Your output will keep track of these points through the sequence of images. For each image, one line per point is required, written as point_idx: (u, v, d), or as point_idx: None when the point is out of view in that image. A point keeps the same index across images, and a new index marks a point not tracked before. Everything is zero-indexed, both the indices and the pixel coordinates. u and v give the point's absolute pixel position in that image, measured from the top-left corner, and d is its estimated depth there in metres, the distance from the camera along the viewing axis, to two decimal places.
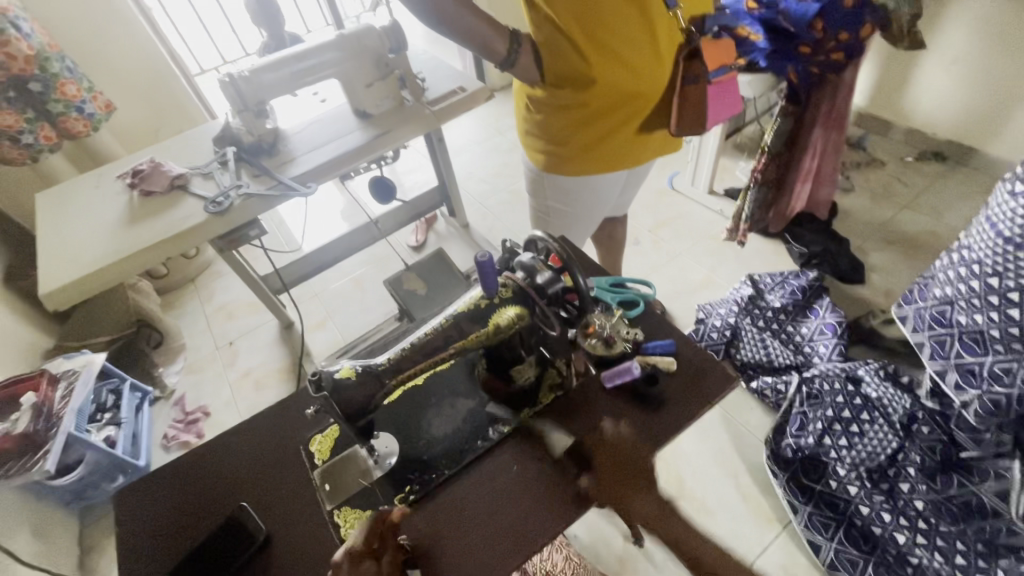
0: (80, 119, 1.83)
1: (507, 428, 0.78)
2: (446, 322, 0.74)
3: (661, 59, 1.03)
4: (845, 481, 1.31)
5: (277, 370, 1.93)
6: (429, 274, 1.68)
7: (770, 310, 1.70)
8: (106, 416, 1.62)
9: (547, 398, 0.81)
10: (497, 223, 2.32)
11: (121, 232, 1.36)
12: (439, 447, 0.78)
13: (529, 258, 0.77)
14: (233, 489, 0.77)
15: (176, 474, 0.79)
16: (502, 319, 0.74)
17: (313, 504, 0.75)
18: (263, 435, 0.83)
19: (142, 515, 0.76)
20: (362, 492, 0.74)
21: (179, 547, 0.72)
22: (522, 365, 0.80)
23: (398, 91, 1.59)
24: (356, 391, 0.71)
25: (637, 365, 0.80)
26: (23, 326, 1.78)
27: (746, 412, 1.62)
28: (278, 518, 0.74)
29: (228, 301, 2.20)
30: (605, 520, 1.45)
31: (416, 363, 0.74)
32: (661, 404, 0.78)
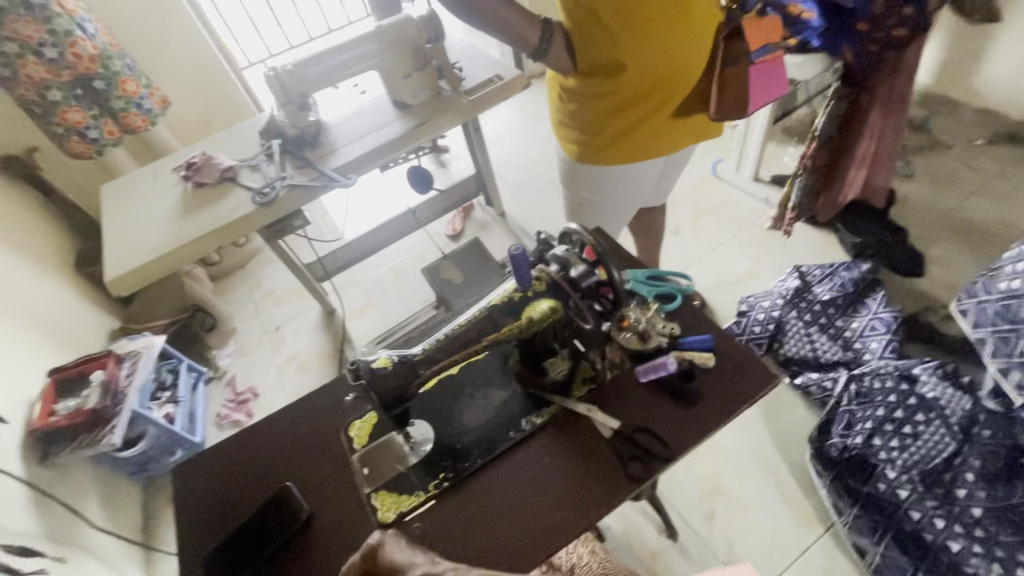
0: (139, 114, 1.93)
1: (539, 420, 0.79)
2: (480, 313, 0.75)
3: (699, 41, 1.00)
4: (895, 484, 1.25)
5: (320, 354, 2.01)
6: (465, 263, 1.69)
7: (818, 303, 1.62)
8: (166, 394, 1.73)
9: (579, 391, 0.80)
10: (533, 211, 2.31)
11: (176, 222, 1.43)
12: (472, 435, 0.79)
13: (563, 252, 0.77)
14: (277, 469, 0.81)
15: (226, 452, 0.85)
16: (532, 312, 0.74)
17: (351, 486, 0.78)
18: (308, 418, 0.86)
19: (197, 489, 0.81)
20: (400, 477, 0.77)
21: (229, 522, 0.77)
22: (556, 357, 0.81)
23: (435, 81, 1.59)
24: (392, 380, 0.72)
25: (672, 359, 0.78)
26: (92, 308, 1.92)
27: (789, 408, 1.57)
28: (320, 499, 0.77)
29: (274, 289, 2.29)
30: (638, 513, 1.44)
31: (451, 353, 0.74)
32: (697, 399, 0.77)
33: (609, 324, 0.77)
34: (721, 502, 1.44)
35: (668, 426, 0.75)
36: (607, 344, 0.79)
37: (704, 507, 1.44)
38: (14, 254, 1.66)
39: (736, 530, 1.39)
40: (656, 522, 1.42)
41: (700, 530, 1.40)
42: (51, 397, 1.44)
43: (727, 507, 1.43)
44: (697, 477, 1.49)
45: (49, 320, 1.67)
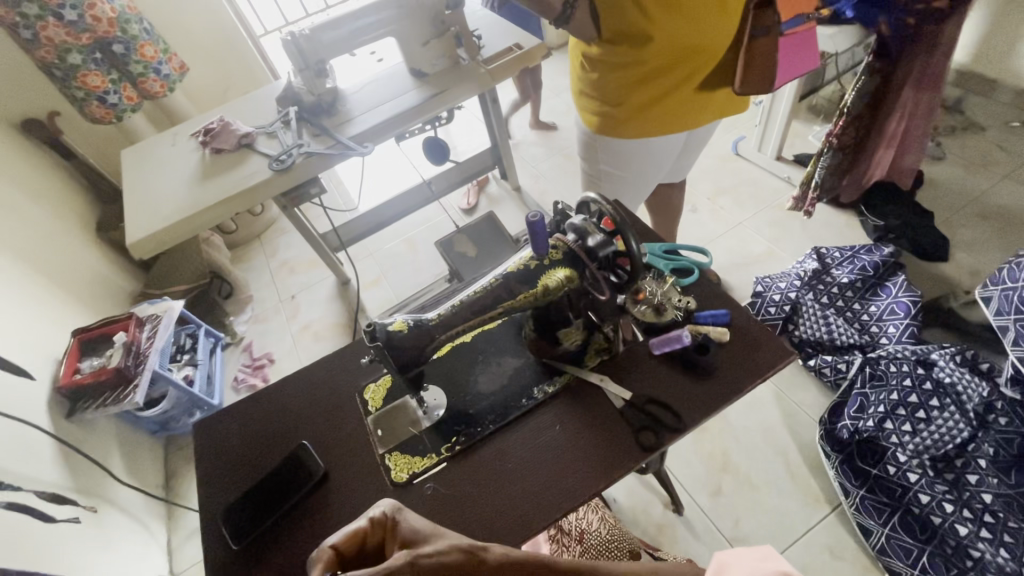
0: (157, 80, 1.93)
1: (552, 388, 0.80)
2: (496, 280, 0.75)
3: (727, 12, 0.96)
4: (905, 468, 1.24)
5: (335, 323, 2.04)
6: (479, 237, 1.69)
7: (837, 287, 1.60)
8: (185, 358, 1.77)
9: (592, 361, 0.81)
10: (549, 187, 2.28)
11: (195, 187, 1.45)
12: (485, 401, 0.80)
13: (580, 221, 0.75)
14: (294, 428, 0.83)
15: (245, 411, 0.87)
16: (545, 279, 0.74)
17: (366, 446, 0.80)
18: (323, 382, 0.88)
19: (217, 446, 0.83)
20: (413, 439, 0.78)
21: (247, 477, 0.79)
22: (569, 328, 0.79)
23: (453, 49, 1.57)
24: (408, 344, 0.73)
25: (687, 333, 0.78)
26: (114, 272, 1.96)
27: (801, 390, 1.56)
28: (334, 458, 0.79)
29: (289, 259, 2.31)
30: (645, 487, 1.46)
31: (466, 320, 0.75)
32: (711, 372, 0.77)
33: (626, 297, 0.79)
34: (727, 479, 1.45)
35: (680, 399, 0.75)
36: (620, 317, 0.79)
37: (711, 483, 1.45)
38: (38, 218, 1.69)
39: (741, 507, 1.40)
40: (662, 496, 1.44)
41: (705, 505, 1.42)
42: (76, 356, 1.49)
43: (734, 484, 1.44)
44: (705, 454, 1.50)
45: (73, 282, 1.71)
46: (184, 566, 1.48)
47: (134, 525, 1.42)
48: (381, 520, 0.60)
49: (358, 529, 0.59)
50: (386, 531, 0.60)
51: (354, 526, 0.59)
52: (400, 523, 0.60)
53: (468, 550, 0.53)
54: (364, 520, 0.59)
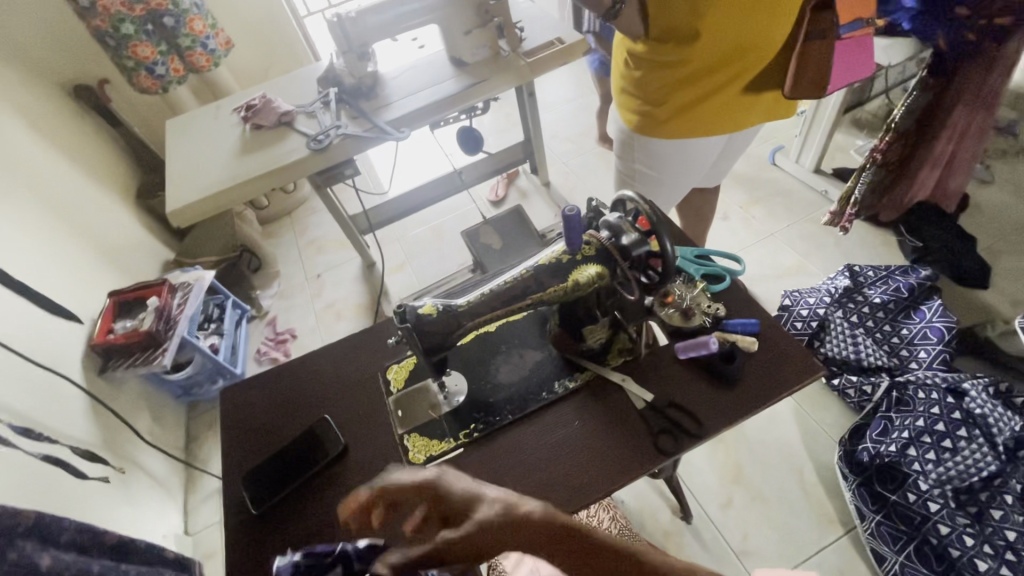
0: (203, 54, 1.98)
1: (572, 384, 0.80)
2: (526, 272, 0.76)
3: (778, 14, 0.94)
4: (926, 497, 1.20)
5: (358, 304, 2.07)
6: (506, 229, 1.69)
7: (868, 307, 1.55)
8: (212, 326, 1.83)
9: (614, 360, 0.81)
10: (579, 184, 2.27)
11: (234, 161, 1.48)
12: (505, 391, 0.81)
13: (615, 219, 0.75)
14: (316, 403, 0.85)
15: (270, 381, 0.89)
16: (574, 274, 0.74)
17: (385, 426, 0.81)
18: (347, 360, 0.90)
19: (241, 413, 0.86)
20: (431, 423, 0.79)
21: (268, 446, 0.81)
22: (595, 326, 0.79)
23: (495, 40, 1.57)
24: (436, 327, 0.74)
25: (715, 340, 0.76)
26: (150, 238, 2.03)
27: (822, 409, 1.53)
28: (353, 435, 0.81)
29: (317, 238, 2.35)
30: (654, 492, 1.46)
31: (493, 308, 0.75)
32: (735, 381, 0.75)
33: (653, 298, 0.79)
34: (739, 490, 1.43)
35: (702, 407, 0.74)
36: (647, 319, 0.81)
37: (722, 494, 1.44)
38: (82, 182, 1.75)
39: (752, 520, 1.38)
40: (671, 502, 1.43)
41: (714, 515, 1.41)
42: (110, 316, 1.54)
43: (746, 497, 1.42)
44: (718, 464, 1.49)
45: (111, 245, 1.77)
46: (198, 528, 1.53)
47: (155, 483, 1.47)
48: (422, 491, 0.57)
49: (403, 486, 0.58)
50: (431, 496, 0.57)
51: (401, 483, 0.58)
52: (443, 493, 0.56)
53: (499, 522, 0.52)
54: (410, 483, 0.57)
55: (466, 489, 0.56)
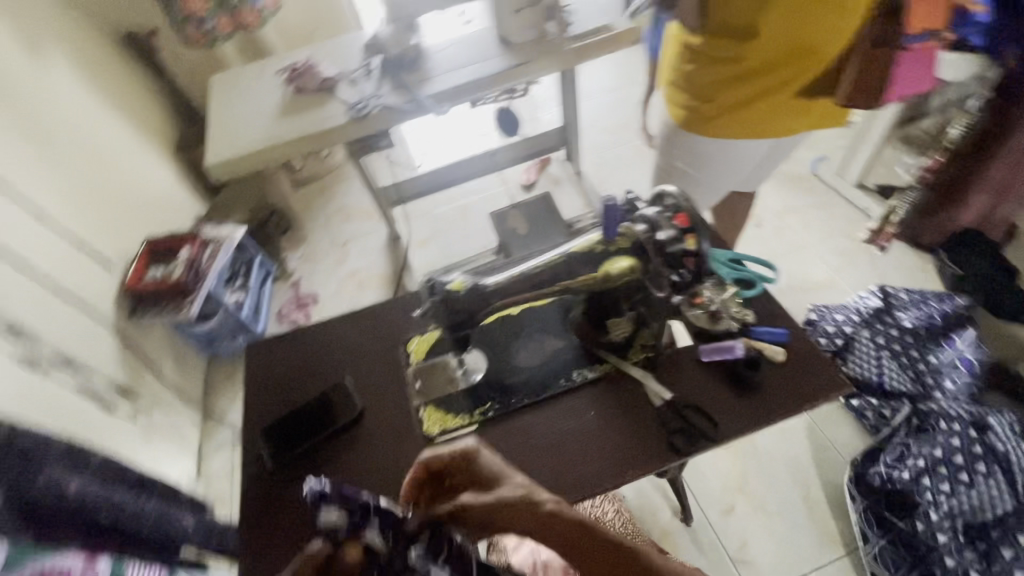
0: (252, 12, 1.99)
1: (591, 374, 0.79)
2: (559, 258, 0.75)
3: (842, 15, 0.90)
4: (935, 528, 1.18)
5: (380, 275, 2.09)
6: (535, 215, 1.68)
7: (897, 330, 1.50)
8: (239, 281, 1.86)
9: (636, 356, 0.79)
10: (613, 176, 2.24)
11: (274, 122, 1.49)
12: (523, 375, 0.80)
13: (653, 213, 0.75)
14: (337, 367, 0.87)
15: (294, 341, 0.91)
16: (607, 266, 0.74)
17: (402, 396, 0.82)
18: (370, 328, 0.91)
19: (265, 368, 0.88)
20: (447, 398, 0.80)
21: (288, 404, 0.84)
22: (619, 319, 0.78)
23: (544, 21, 1.54)
24: (464, 304, 0.74)
25: (740, 345, 0.76)
26: (186, 191, 2.07)
27: (837, 428, 1.50)
28: (371, 402, 0.82)
29: (342, 202, 2.35)
30: (656, 491, 1.46)
31: (523, 291, 0.76)
32: (757, 389, 0.74)
33: (681, 297, 0.77)
34: (742, 499, 1.43)
35: (721, 410, 0.74)
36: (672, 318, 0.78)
37: (725, 501, 1.43)
38: (125, 127, 1.80)
39: (752, 530, 1.38)
40: (672, 503, 1.43)
41: (715, 521, 1.40)
42: (144, 262, 1.58)
43: (749, 507, 1.41)
44: (724, 471, 1.48)
45: (149, 194, 1.81)
46: (210, 474, 1.58)
47: (172, 428, 1.52)
48: (459, 460, 0.61)
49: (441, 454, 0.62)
50: (464, 467, 0.62)
51: (438, 453, 0.62)
52: (475, 464, 0.61)
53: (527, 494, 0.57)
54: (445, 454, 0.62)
55: (495, 467, 0.61)
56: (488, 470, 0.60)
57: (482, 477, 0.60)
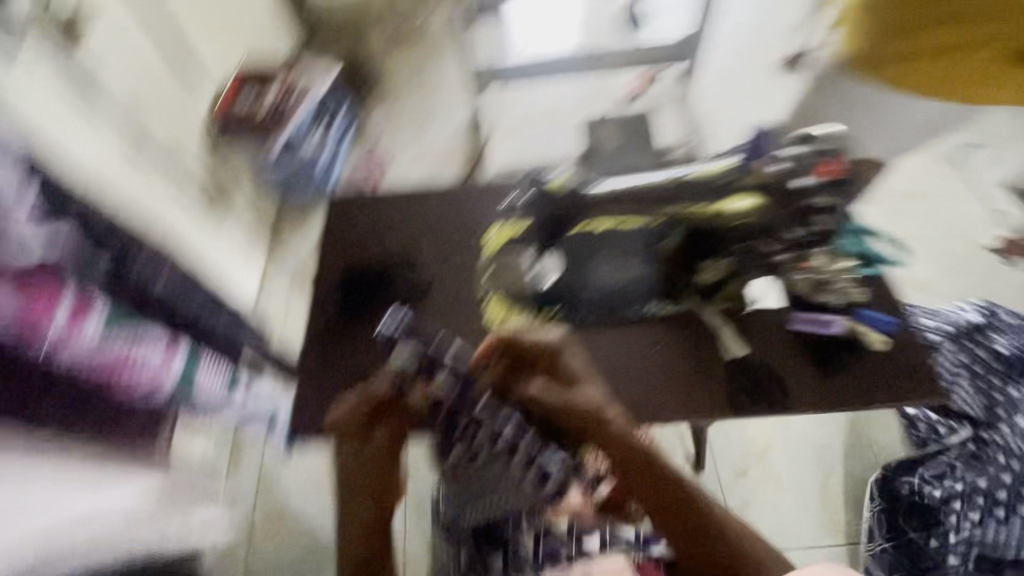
0: None
1: (665, 310, 0.76)
2: (676, 181, 0.73)
3: None
4: (948, 550, 1.14)
5: (456, 157, 2.01)
6: (634, 132, 1.56)
7: (989, 352, 1.24)
8: (325, 120, 1.58)
9: (718, 304, 0.74)
10: (729, 107, 1.99)
11: None
12: (594, 292, 0.77)
13: (804, 154, 0.67)
14: (414, 239, 0.87)
15: (379, 204, 0.92)
16: (724, 202, 0.68)
17: (470, 281, 0.83)
18: (453, 208, 0.90)
19: (348, 224, 0.90)
20: (513, 295, 0.78)
21: (364, 262, 0.87)
22: (713, 262, 0.71)
23: None
24: (563, 200, 0.77)
25: (837, 323, 0.70)
26: (282, 19, 1.98)
27: (882, 430, 1.44)
28: (440, 280, 0.83)
29: (426, 59, 2.15)
30: (676, 436, 1.47)
31: (622, 207, 0.75)
32: (840, 372, 0.69)
33: (790, 255, 0.69)
34: (758, 467, 1.43)
35: (793, 382, 0.69)
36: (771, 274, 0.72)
37: (740, 464, 1.44)
38: None
39: (758, 497, 1.40)
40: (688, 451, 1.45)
41: (724, 478, 1.42)
42: (234, 87, 1.44)
43: (762, 475, 1.42)
44: (748, 437, 1.47)
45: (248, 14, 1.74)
46: None
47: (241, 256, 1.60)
48: (545, 353, 0.62)
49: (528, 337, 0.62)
50: (549, 362, 0.62)
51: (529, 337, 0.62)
52: (559, 362, 0.62)
53: (594, 413, 0.59)
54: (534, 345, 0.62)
55: (577, 371, 0.62)
56: (569, 372, 0.62)
57: (562, 375, 0.62)
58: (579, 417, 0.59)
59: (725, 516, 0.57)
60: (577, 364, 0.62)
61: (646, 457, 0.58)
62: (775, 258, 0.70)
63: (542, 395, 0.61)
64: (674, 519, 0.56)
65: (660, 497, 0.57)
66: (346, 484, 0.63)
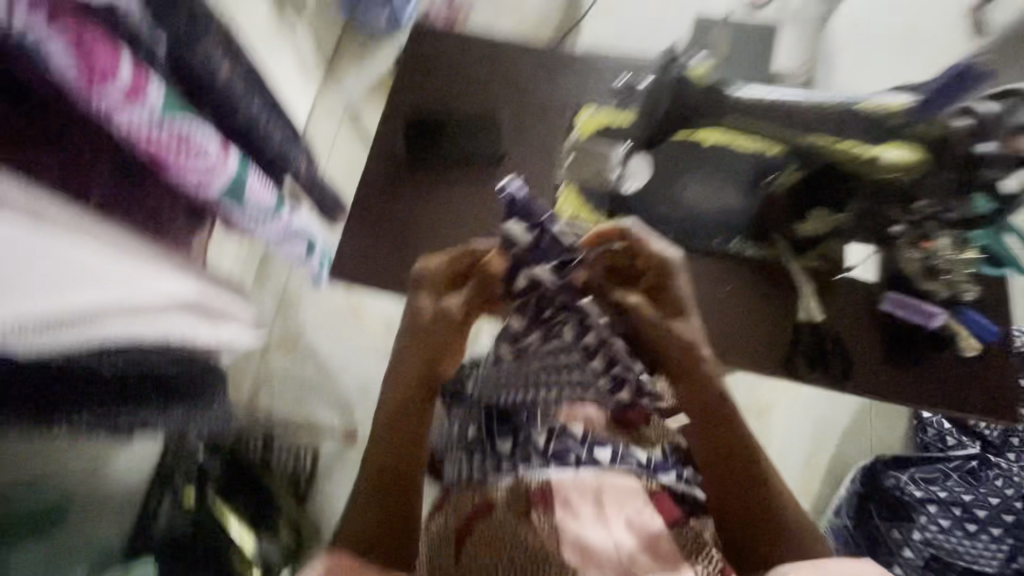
0: None
1: (750, 250, 0.69)
2: (831, 109, 0.57)
3: None
4: (909, 548, 0.99)
5: None
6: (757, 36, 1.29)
7: None
8: None
9: (809, 261, 0.68)
10: None
11: None
12: (680, 210, 0.71)
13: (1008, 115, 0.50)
14: (498, 98, 0.79)
15: (466, 44, 0.81)
16: (867, 146, 0.55)
17: (550, 162, 0.76)
18: (548, 73, 0.79)
19: (428, 59, 0.80)
20: (594, 190, 0.72)
21: (438, 108, 0.78)
22: (823, 214, 0.64)
23: None
24: (700, 94, 0.61)
25: (937, 317, 0.63)
26: None
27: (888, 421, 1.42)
28: (518, 151, 0.76)
29: None
30: None
31: (756, 122, 0.60)
32: (913, 365, 0.64)
33: (908, 231, 0.62)
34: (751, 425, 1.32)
35: (860, 361, 0.65)
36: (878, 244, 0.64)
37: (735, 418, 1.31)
38: None
39: None
40: None
41: None
42: None
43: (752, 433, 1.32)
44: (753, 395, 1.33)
45: None
46: None
47: None
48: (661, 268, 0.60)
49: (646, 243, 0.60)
50: (656, 275, 0.60)
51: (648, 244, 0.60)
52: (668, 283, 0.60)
53: (686, 349, 0.58)
54: (651, 255, 0.60)
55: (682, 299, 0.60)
56: (673, 295, 0.60)
57: (667, 297, 0.60)
58: (673, 351, 0.59)
59: (788, 493, 0.54)
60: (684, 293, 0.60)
61: (724, 412, 0.56)
62: (887, 227, 0.62)
63: (643, 311, 0.60)
64: (731, 477, 0.54)
65: (729, 452, 0.55)
66: (407, 336, 0.61)
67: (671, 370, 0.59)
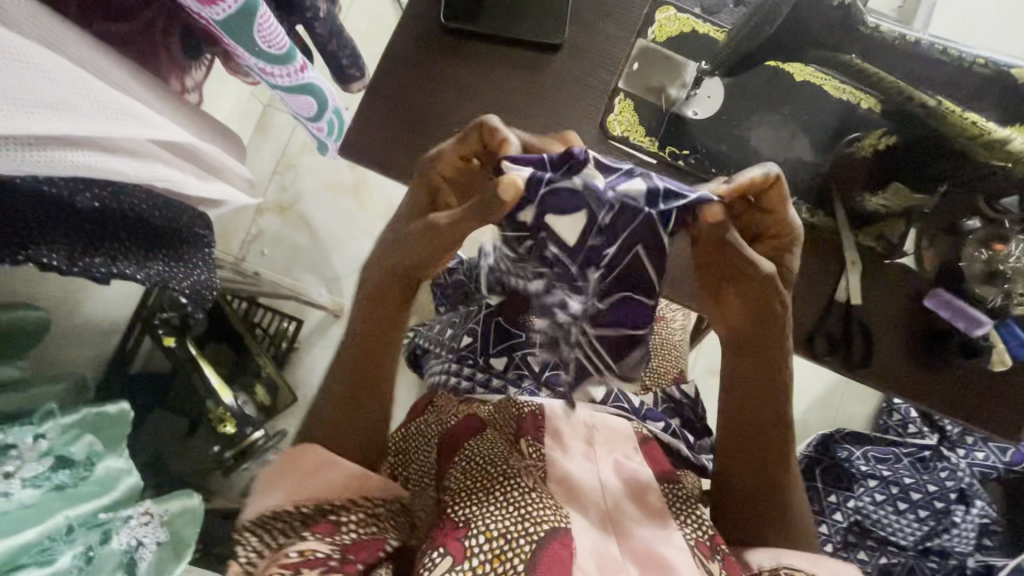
0: None
1: (806, 216, 0.62)
2: (984, 67, 0.48)
3: None
4: (834, 509, 0.94)
5: None
6: None
7: None
8: None
9: (864, 240, 0.62)
10: None
11: None
12: (743, 154, 0.62)
13: None
14: None
15: None
16: (995, 128, 0.48)
17: (609, 66, 0.65)
18: None
19: None
20: (652, 110, 0.63)
21: None
22: (900, 189, 0.58)
23: None
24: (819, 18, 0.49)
25: (981, 326, 0.59)
26: None
27: None
28: (576, 44, 0.65)
29: None
30: None
31: (877, 65, 0.50)
32: (934, 367, 0.61)
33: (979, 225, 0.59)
34: None
35: (881, 353, 0.61)
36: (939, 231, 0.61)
37: None
38: None
39: None
40: None
41: None
42: None
43: None
44: None
45: None
46: None
47: None
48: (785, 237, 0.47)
49: (783, 200, 0.45)
50: (775, 245, 0.48)
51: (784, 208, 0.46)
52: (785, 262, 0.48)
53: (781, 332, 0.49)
54: (790, 221, 0.46)
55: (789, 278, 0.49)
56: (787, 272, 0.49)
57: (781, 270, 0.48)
58: (768, 340, 0.49)
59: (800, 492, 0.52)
60: (794, 269, 0.49)
61: (773, 395, 0.50)
62: (963, 219, 0.60)
63: (768, 280, 0.46)
64: (758, 466, 0.51)
65: (766, 456, 0.51)
66: (399, 237, 0.49)
67: (762, 354, 0.49)
